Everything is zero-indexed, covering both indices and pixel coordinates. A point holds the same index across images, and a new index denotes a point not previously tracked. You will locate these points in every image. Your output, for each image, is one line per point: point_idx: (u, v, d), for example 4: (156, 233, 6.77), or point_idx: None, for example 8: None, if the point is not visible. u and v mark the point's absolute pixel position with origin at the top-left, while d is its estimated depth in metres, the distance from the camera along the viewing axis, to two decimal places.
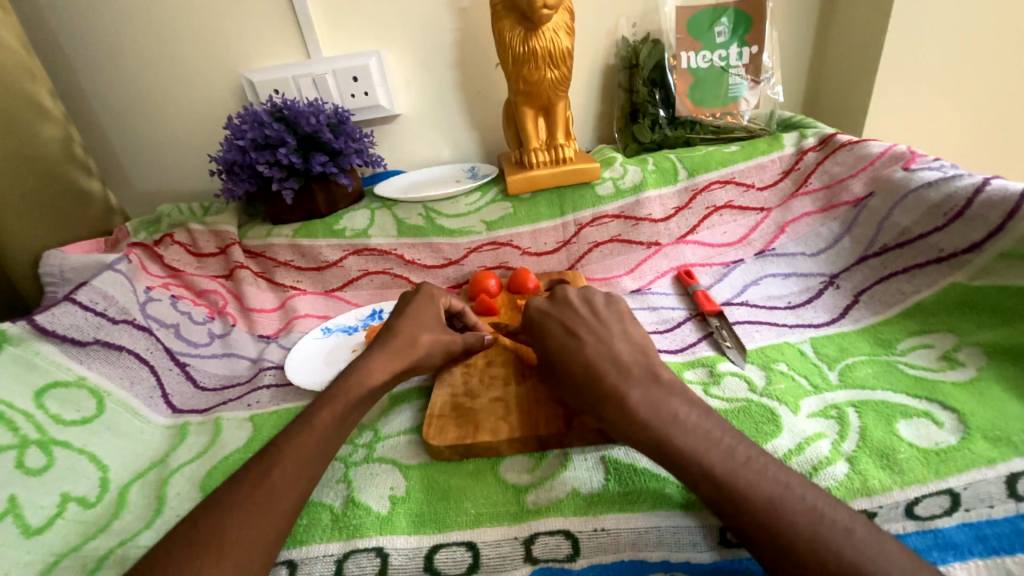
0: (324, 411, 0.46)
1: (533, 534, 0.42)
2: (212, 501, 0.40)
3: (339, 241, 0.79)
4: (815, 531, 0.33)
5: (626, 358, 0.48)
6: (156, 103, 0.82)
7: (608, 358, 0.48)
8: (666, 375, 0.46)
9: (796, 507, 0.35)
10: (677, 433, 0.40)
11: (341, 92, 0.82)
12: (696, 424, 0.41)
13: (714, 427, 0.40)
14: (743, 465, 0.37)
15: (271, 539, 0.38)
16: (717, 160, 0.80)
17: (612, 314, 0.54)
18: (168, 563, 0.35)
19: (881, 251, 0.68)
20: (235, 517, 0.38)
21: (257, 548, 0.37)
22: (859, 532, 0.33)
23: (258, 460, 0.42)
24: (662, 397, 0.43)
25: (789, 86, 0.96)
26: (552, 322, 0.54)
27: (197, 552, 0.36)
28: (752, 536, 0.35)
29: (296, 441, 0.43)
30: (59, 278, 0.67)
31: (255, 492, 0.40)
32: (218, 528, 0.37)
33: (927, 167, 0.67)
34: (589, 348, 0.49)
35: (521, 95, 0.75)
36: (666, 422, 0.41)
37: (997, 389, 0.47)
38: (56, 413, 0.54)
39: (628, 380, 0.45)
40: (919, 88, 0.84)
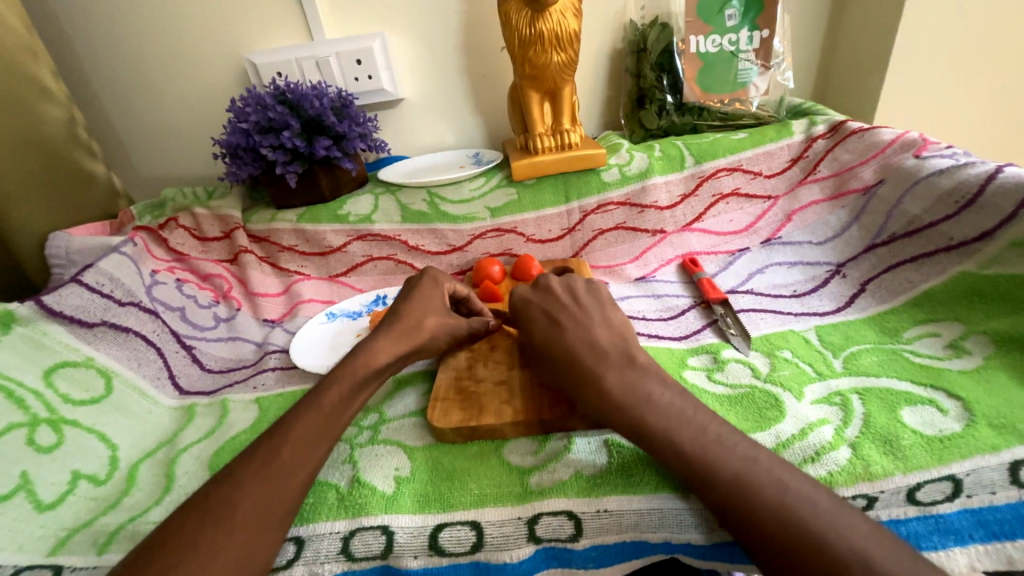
0: (330, 392, 0.46)
1: (536, 514, 0.42)
2: (223, 475, 0.40)
3: (343, 226, 0.79)
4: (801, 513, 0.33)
5: (604, 342, 0.48)
6: (159, 85, 0.81)
7: (587, 343, 0.48)
8: (642, 358, 0.47)
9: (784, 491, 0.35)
10: (649, 412, 0.41)
11: (344, 75, 0.81)
12: (667, 402, 0.42)
13: (686, 406, 0.41)
14: (713, 441, 0.38)
15: (278, 515, 0.39)
16: (724, 147, 0.79)
17: (590, 299, 0.55)
18: (181, 535, 0.36)
19: (890, 239, 0.68)
20: (245, 492, 0.39)
21: (266, 524, 0.38)
22: (855, 520, 0.33)
23: (268, 436, 0.43)
24: (636, 379, 0.44)
25: (799, 72, 0.94)
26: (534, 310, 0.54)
27: (209, 524, 0.37)
28: (742, 521, 0.35)
29: (302, 421, 0.44)
30: (65, 259, 0.68)
31: (264, 469, 0.40)
32: (229, 501, 0.38)
33: (939, 154, 0.66)
34: (571, 336, 0.49)
35: (527, 79, 0.74)
36: (640, 403, 0.42)
37: (1003, 377, 0.47)
38: (65, 392, 0.55)
39: (605, 363, 0.46)
40: (933, 74, 0.83)
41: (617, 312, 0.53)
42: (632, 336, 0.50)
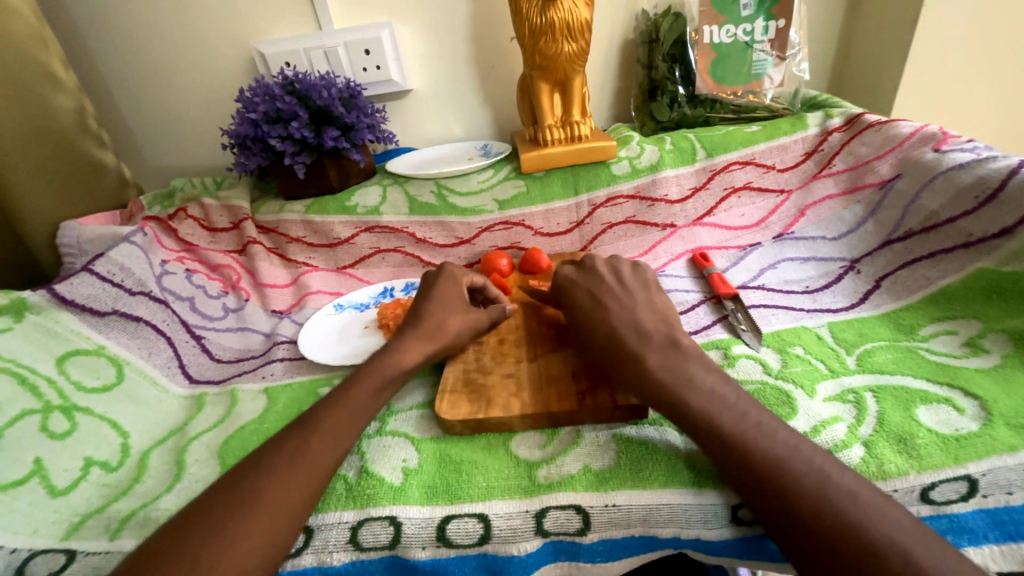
0: (358, 385, 0.47)
1: (544, 508, 0.42)
2: (252, 461, 0.41)
3: (350, 218, 0.79)
4: (843, 504, 0.33)
5: (650, 327, 0.48)
6: (168, 75, 0.81)
7: (631, 325, 0.48)
8: (688, 343, 0.47)
9: (823, 483, 0.34)
10: (691, 393, 0.41)
11: (352, 66, 0.81)
12: (712, 386, 0.42)
13: (729, 392, 0.42)
14: (754, 426, 0.38)
15: (303, 503, 0.39)
16: (736, 140, 0.78)
17: (636, 284, 0.55)
18: (212, 520, 0.37)
19: (906, 235, 0.66)
20: (275, 480, 0.39)
21: (292, 510, 0.38)
22: (882, 507, 0.33)
23: (298, 426, 0.43)
24: (679, 362, 0.44)
25: (815, 64, 0.92)
26: (578, 291, 0.55)
27: (240, 510, 0.37)
28: (770, 512, 0.35)
29: (332, 411, 0.44)
30: (76, 248, 0.68)
31: (295, 457, 0.40)
32: (259, 487, 0.38)
33: (958, 148, 0.65)
34: (614, 315, 0.50)
35: (537, 69, 0.73)
36: (683, 384, 0.42)
37: (1022, 376, 0.46)
38: (78, 380, 0.56)
39: (647, 345, 0.46)
40: (955, 65, 0.80)
41: (662, 297, 0.54)
42: (676, 324, 0.50)
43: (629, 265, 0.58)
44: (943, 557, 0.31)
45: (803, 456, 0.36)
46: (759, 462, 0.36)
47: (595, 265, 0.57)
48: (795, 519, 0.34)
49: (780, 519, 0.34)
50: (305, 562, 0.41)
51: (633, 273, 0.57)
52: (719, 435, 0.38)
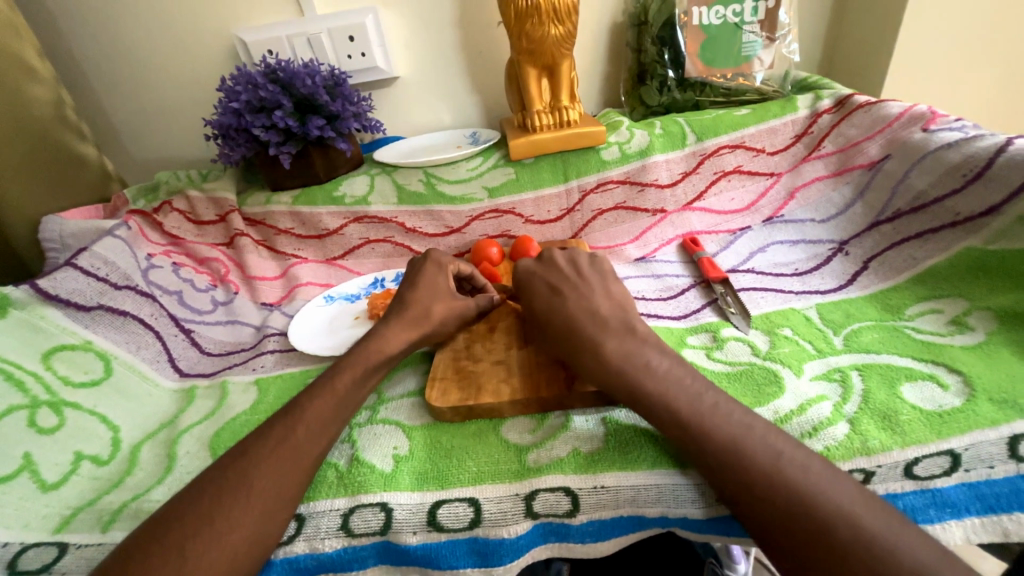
0: (345, 374, 0.47)
1: (533, 491, 0.42)
2: (242, 450, 0.41)
3: (339, 208, 0.78)
4: (818, 492, 0.33)
5: (605, 312, 0.48)
6: (148, 65, 0.80)
7: (585, 310, 0.49)
8: (641, 329, 0.47)
9: (792, 469, 0.34)
10: (647, 377, 0.41)
11: (337, 53, 0.79)
12: (667, 370, 0.42)
13: (686, 375, 0.42)
14: (712, 410, 0.38)
15: (293, 491, 0.39)
16: (727, 123, 0.77)
17: (594, 274, 0.54)
18: (200, 508, 0.37)
19: (894, 215, 0.66)
20: (263, 470, 0.39)
21: (281, 498, 0.39)
22: (850, 488, 0.34)
23: (284, 416, 0.43)
24: (635, 347, 0.44)
25: (806, 46, 0.91)
26: (537, 282, 0.54)
27: (228, 499, 0.37)
28: (739, 496, 0.35)
29: (317, 401, 0.44)
30: (59, 243, 0.67)
31: (280, 447, 0.40)
32: (246, 479, 0.38)
33: (946, 127, 0.65)
34: (571, 305, 0.50)
35: (524, 53, 0.72)
36: (640, 369, 0.42)
37: (1005, 352, 0.46)
38: (64, 374, 0.55)
39: (605, 331, 0.46)
40: (945, 43, 0.80)
41: (619, 286, 0.53)
42: (632, 309, 0.50)
43: (588, 255, 0.57)
44: (911, 534, 0.31)
45: (759, 435, 0.36)
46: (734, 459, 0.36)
47: (556, 257, 0.57)
48: (764, 507, 0.33)
49: (739, 500, 0.35)
50: (297, 549, 0.41)
51: (590, 262, 0.56)
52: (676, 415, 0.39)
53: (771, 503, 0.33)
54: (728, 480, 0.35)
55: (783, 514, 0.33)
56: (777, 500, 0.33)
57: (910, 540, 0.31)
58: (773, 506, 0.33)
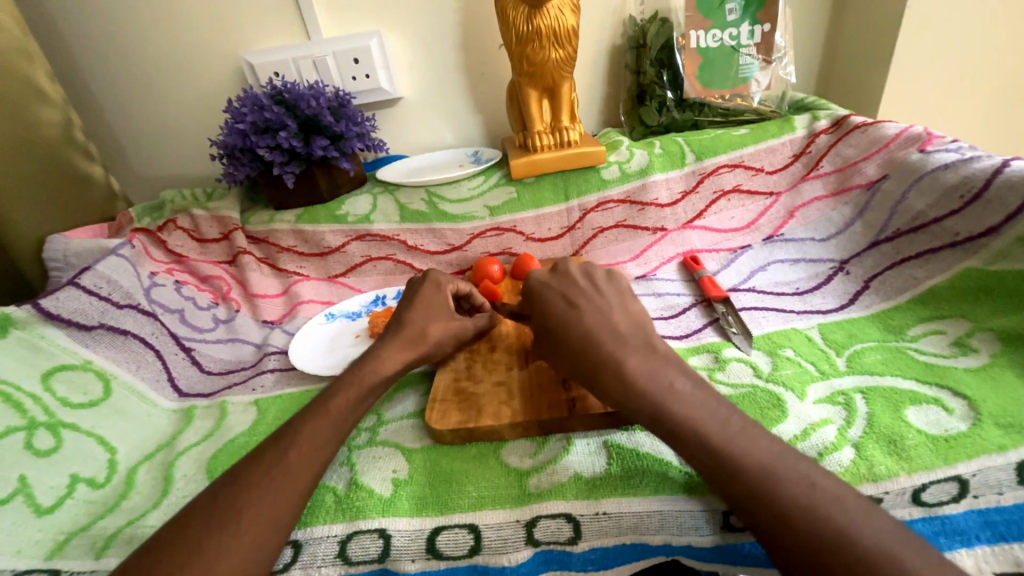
0: (339, 396, 0.46)
1: (534, 517, 0.42)
2: (239, 477, 0.40)
3: (341, 226, 0.79)
4: (831, 511, 0.33)
5: (625, 329, 0.48)
6: (156, 87, 0.81)
7: (606, 327, 0.48)
8: (663, 346, 0.47)
9: (809, 489, 0.34)
10: (675, 402, 0.40)
11: (341, 75, 0.81)
12: (692, 394, 0.41)
13: (712, 399, 0.41)
14: (739, 434, 0.38)
15: (286, 516, 0.39)
16: (725, 143, 0.78)
17: (610, 287, 0.54)
18: (190, 535, 0.36)
19: (894, 235, 0.67)
20: (254, 495, 0.38)
21: (278, 526, 0.38)
22: (861, 514, 0.33)
23: (274, 440, 0.42)
24: (659, 367, 0.44)
25: (802, 68, 0.92)
26: (551, 294, 0.53)
27: (217, 527, 0.37)
28: (758, 519, 0.34)
29: (310, 422, 0.44)
30: (63, 262, 0.68)
31: (272, 471, 0.40)
32: (242, 507, 0.38)
33: (943, 148, 0.65)
34: (588, 320, 0.49)
35: (524, 76, 0.74)
36: (665, 391, 0.41)
37: (1010, 374, 0.46)
38: (63, 395, 0.55)
39: (627, 349, 0.45)
40: (939, 66, 0.81)
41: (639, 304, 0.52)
42: (650, 327, 0.49)
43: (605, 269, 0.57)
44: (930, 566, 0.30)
45: (790, 463, 0.36)
46: (746, 476, 0.35)
47: (570, 269, 0.56)
48: (785, 527, 0.33)
49: (762, 526, 0.34)
50: None
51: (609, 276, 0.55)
52: (707, 441, 0.38)
53: (786, 524, 0.33)
54: (744, 497, 0.35)
55: (799, 532, 0.32)
56: (797, 522, 0.33)
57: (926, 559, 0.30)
58: (790, 519, 0.33)
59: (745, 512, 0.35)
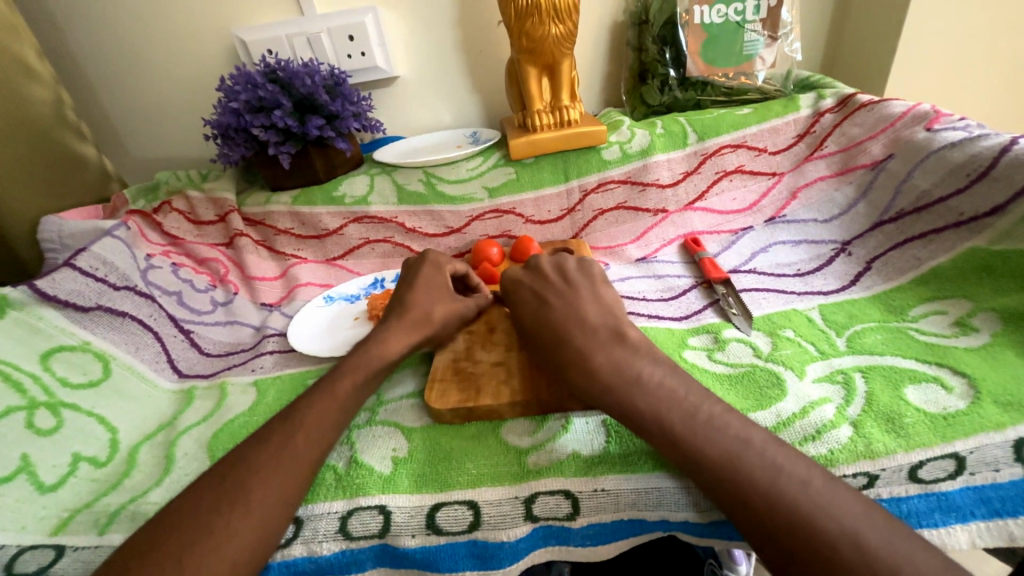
0: (345, 379, 0.46)
1: (533, 494, 0.42)
2: (237, 455, 0.40)
3: (339, 208, 0.78)
4: (799, 500, 0.33)
5: (593, 319, 0.48)
6: (148, 65, 0.79)
7: (574, 320, 0.48)
8: (632, 334, 0.47)
9: (774, 475, 0.34)
10: (638, 394, 0.41)
11: (337, 52, 0.79)
12: (659, 383, 0.41)
13: (678, 386, 0.41)
14: (703, 425, 0.38)
15: (293, 498, 0.39)
16: (728, 122, 0.77)
17: (580, 279, 0.54)
18: (199, 516, 0.36)
19: (898, 216, 0.66)
20: (261, 479, 0.38)
21: (278, 504, 0.38)
22: (825, 493, 0.33)
23: (281, 422, 0.42)
24: (625, 359, 0.44)
25: (808, 46, 0.90)
26: (524, 291, 0.54)
27: (225, 508, 0.37)
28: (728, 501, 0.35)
29: (317, 407, 0.43)
30: (58, 244, 0.67)
31: (279, 454, 0.40)
32: (240, 484, 0.38)
33: (950, 127, 0.65)
34: (557, 314, 0.49)
35: (523, 53, 0.72)
36: (630, 382, 0.41)
37: (1009, 353, 0.46)
38: (62, 375, 0.55)
39: (594, 342, 0.45)
40: (950, 42, 0.79)
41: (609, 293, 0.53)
42: (621, 314, 0.49)
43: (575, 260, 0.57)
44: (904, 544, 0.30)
45: (755, 449, 0.36)
46: (741, 458, 0.35)
47: (540, 264, 0.57)
48: (747, 509, 0.34)
49: (761, 508, 0.33)
50: (295, 552, 0.41)
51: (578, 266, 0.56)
52: (688, 428, 0.38)
53: (754, 509, 0.33)
54: (722, 481, 0.35)
55: (767, 518, 0.33)
56: (764, 514, 0.33)
57: (893, 542, 0.31)
58: (757, 512, 0.33)
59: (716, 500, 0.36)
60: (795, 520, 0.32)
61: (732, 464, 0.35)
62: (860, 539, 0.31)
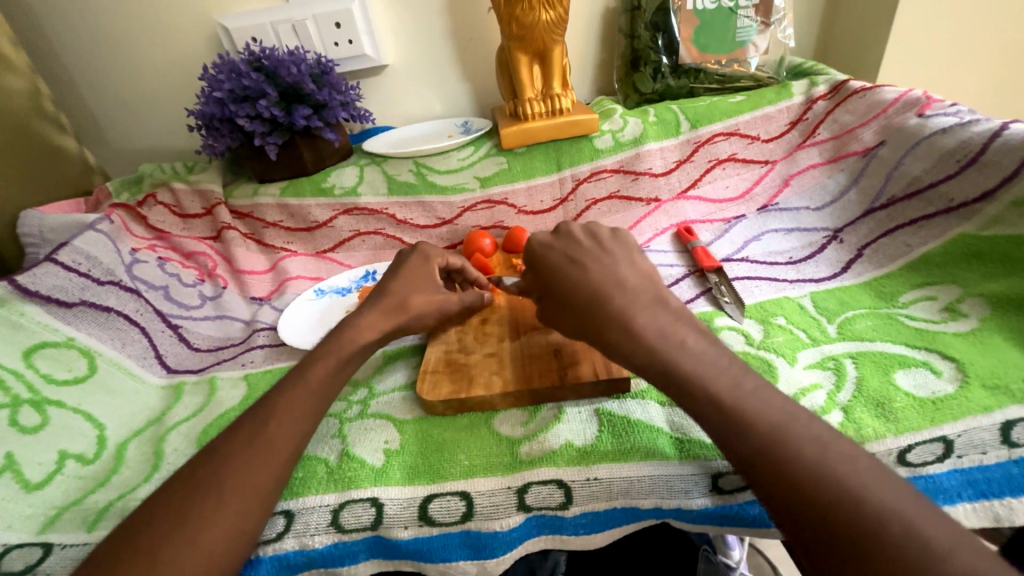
0: (317, 365, 0.45)
1: (526, 483, 0.42)
2: (221, 449, 0.39)
3: (328, 200, 0.77)
4: (823, 473, 0.32)
5: (634, 283, 0.46)
6: (129, 53, 0.77)
7: (602, 288, 0.46)
8: (675, 302, 0.45)
9: (791, 454, 0.33)
10: (656, 365, 0.40)
11: (323, 40, 0.77)
12: (703, 350, 0.40)
13: (703, 356, 0.40)
14: (714, 401, 0.37)
15: (271, 484, 0.39)
16: (720, 110, 0.76)
17: (614, 249, 0.51)
18: (179, 509, 0.36)
19: (889, 202, 0.66)
20: (244, 468, 0.38)
21: (264, 495, 0.38)
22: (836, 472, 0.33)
23: (262, 412, 0.42)
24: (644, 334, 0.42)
25: (801, 31, 0.89)
26: (554, 255, 0.51)
27: (206, 500, 0.36)
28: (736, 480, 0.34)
29: (291, 393, 0.43)
30: (38, 237, 0.65)
31: (254, 441, 0.40)
32: (225, 476, 0.38)
33: (942, 113, 0.65)
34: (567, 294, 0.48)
35: (514, 39, 0.71)
36: (653, 353, 0.40)
37: (998, 338, 0.46)
38: (47, 372, 0.54)
39: (636, 304, 0.43)
40: (942, 27, 0.79)
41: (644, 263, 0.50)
42: (661, 282, 0.48)
43: (609, 229, 0.54)
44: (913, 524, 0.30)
45: (768, 424, 0.35)
46: (746, 439, 0.35)
47: (556, 237, 0.54)
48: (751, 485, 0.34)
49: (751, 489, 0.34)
50: (286, 546, 0.40)
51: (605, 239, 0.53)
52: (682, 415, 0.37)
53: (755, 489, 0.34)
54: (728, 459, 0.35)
55: (778, 496, 0.33)
56: (779, 488, 0.33)
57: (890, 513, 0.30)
58: (770, 486, 0.33)
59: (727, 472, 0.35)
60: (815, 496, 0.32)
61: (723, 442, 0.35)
62: (863, 511, 0.30)
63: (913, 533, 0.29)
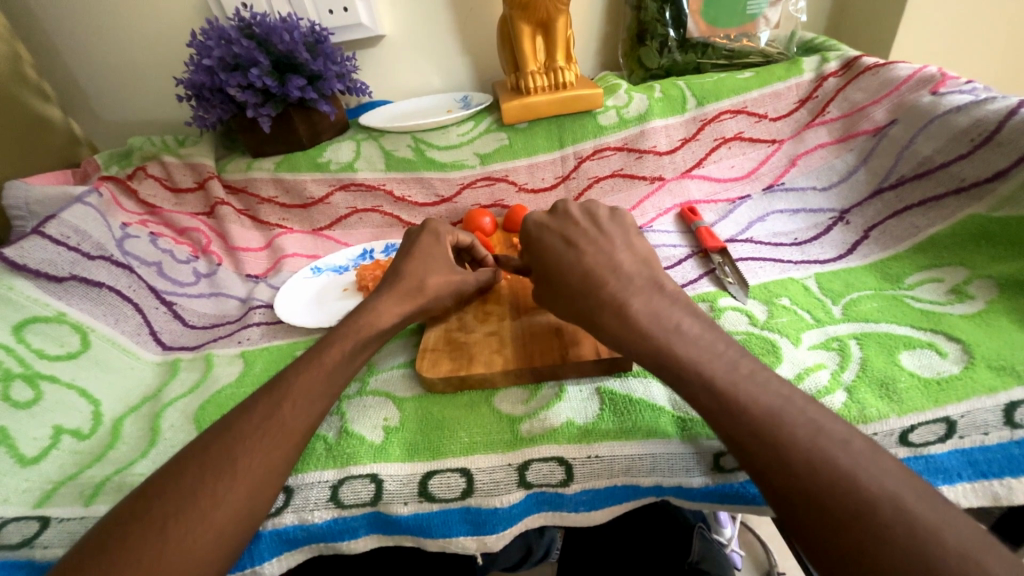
0: (333, 348, 0.45)
1: (526, 460, 0.42)
2: (223, 427, 0.39)
3: (324, 175, 0.75)
4: (835, 454, 0.32)
5: (627, 269, 0.45)
6: (112, 18, 0.74)
7: (606, 267, 0.45)
8: (667, 286, 0.44)
9: (806, 438, 0.33)
10: (677, 341, 0.39)
11: (317, 8, 0.74)
12: (695, 337, 0.39)
13: (715, 340, 0.39)
14: (722, 382, 0.36)
15: (281, 465, 0.38)
16: (728, 87, 0.74)
17: (614, 228, 0.50)
18: (180, 486, 0.35)
19: (897, 182, 0.65)
20: (245, 446, 0.37)
21: (268, 473, 0.37)
22: (847, 454, 0.32)
23: (268, 391, 0.41)
24: (649, 313, 0.41)
25: (812, 4, 0.86)
26: (550, 237, 0.50)
27: (208, 477, 0.36)
28: (745, 460, 0.34)
29: (303, 374, 0.42)
30: (25, 211, 0.63)
31: (266, 423, 0.39)
32: (229, 454, 0.37)
33: (957, 90, 0.63)
34: (581, 267, 0.46)
35: (517, 9, 0.68)
36: (674, 332, 0.40)
37: (1003, 320, 0.46)
38: (38, 347, 0.53)
39: (630, 289, 0.43)
40: (959, 1, 0.76)
41: (643, 243, 0.49)
42: (655, 267, 0.47)
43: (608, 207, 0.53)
44: (920, 503, 0.30)
45: (794, 407, 0.34)
46: (754, 419, 0.34)
47: (562, 216, 0.52)
48: (756, 465, 0.33)
49: (759, 469, 0.33)
50: (286, 520, 0.40)
51: (609, 216, 0.52)
52: (689, 395, 0.37)
53: (760, 468, 0.33)
54: (736, 441, 0.34)
55: (773, 481, 0.32)
56: (773, 473, 0.32)
57: (898, 493, 0.30)
58: (766, 470, 0.33)
59: (735, 453, 0.35)
60: (811, 482, 0.31)
61: (730, 423, 0.35)
62: (872, 493, 0.30)
63: (918, 511, 0.29)
